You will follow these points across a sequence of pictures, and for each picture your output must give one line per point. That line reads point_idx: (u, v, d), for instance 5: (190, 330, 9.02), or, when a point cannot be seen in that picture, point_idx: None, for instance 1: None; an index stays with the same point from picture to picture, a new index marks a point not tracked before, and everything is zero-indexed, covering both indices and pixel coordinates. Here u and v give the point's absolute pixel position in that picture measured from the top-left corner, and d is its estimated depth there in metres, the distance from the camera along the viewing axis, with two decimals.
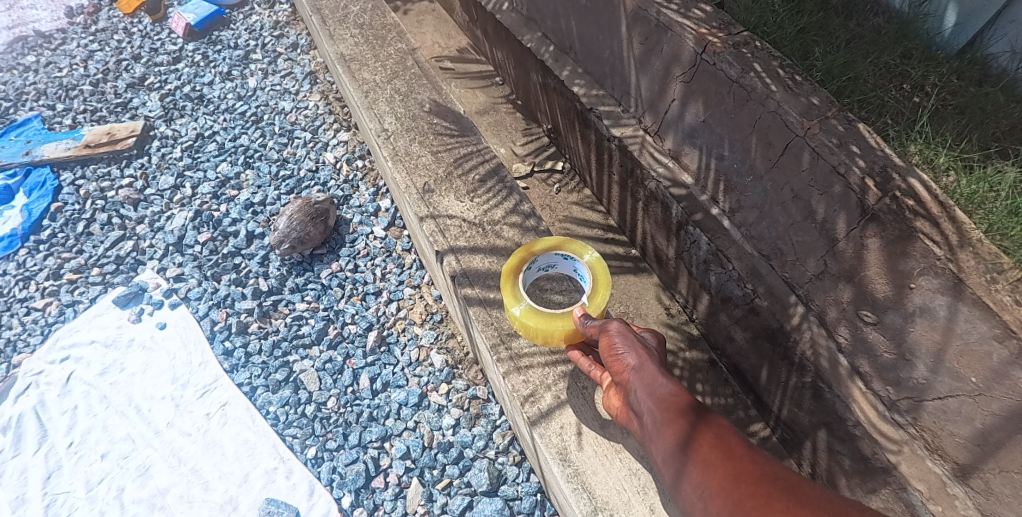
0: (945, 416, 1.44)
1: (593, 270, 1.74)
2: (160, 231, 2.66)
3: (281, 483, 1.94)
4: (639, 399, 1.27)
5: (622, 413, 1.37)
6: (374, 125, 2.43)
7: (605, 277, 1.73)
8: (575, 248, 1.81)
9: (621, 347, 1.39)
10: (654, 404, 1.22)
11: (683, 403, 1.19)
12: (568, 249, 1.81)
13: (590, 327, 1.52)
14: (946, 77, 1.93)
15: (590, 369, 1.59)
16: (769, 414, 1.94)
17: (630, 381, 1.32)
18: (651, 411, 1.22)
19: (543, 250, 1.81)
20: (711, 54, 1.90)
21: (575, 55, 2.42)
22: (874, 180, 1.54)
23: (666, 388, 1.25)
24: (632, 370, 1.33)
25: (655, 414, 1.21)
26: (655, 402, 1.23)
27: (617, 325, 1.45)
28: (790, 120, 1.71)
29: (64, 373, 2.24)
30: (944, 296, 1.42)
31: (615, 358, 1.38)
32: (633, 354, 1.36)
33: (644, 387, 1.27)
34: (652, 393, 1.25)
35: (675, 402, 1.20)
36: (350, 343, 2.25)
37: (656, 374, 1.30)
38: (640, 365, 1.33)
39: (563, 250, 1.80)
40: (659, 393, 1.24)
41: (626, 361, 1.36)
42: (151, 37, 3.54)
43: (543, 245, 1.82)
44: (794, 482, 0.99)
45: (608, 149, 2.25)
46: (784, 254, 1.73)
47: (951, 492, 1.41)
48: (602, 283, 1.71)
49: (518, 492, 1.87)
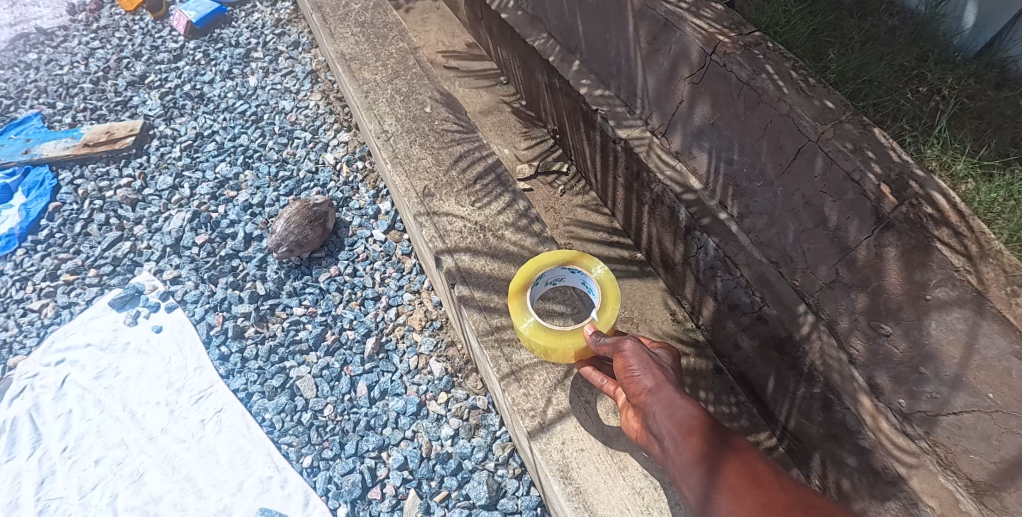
0: (960, 431, 1.38)
1: (602, 284, 1.70)
2: (158, 232, 2.62)
3: (276, 493, 1.90)
4: (657, 422, 1.22)
5: (641, 434, 1.34)
6: (373, 126, 2.39)
7: (614, 291, 1.69)
8: (583, 261, 1.78)
9: (636, 368, 1.34)
10: (675, 428, 1.18)
11: (706, 429, 1.16)
12: (576, 262, 1.78)
13: (602, 345, 1.48)
14: (963, 80, 1.87)
15: (602, 383, 1.53)
16: (776, 425, 1.89)
17: (646, 403, 1.27)
18: (672, 436, 1.18)
19: (551, 264, 1.78)
20: (720, 55, 1.85)
21: (581, 55, 2.37)
22: (890, 187, 1.48)
23: (686, 410, 1.21)
24: (649, 392, 1.28)
25: (677, 439, 1.17)
26: (676, 426, 1.19)
27: (631, 344, 1.41)
28: (804, 124, 1.65)
29: (59, 376, 2.21)
30: (963, 309, 1.35)
31: (630, 379, 1.34)
32: (648, 374, 1.31)
33: (663, 410, 1.23)
34: (672, 416, 1.21)
35: (697, 427, 1.17)
36: (348, 349, 2.21)
37: (674, 395, 1.25)
38: (656, 386, 1.28)
39: (572, 265, 1.77)
40: (679, 416, 1.20)
41: (642, 382, 1.31)
42: (152, 34, 3.50)
43: (550, 258, 1.80)
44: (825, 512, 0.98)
45: (613, 150, 2.21)
46: (794, 261, 1.69)
47: (963, 509, 1.35)
48: (611, 297, 1.68)
49: (518, 506, 1.83)
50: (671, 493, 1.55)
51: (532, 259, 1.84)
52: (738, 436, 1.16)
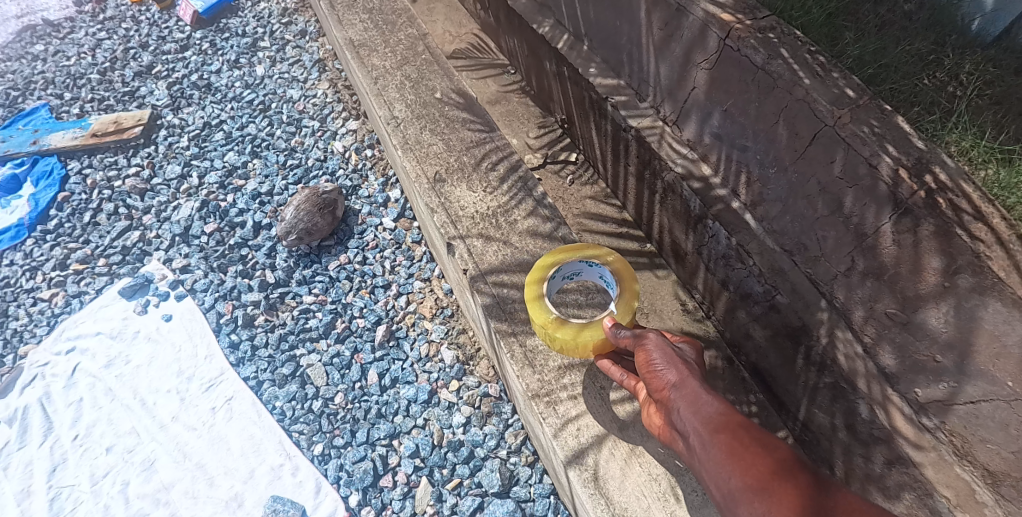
0: (977, 421, 1.36)
1: (620, 278, 1.68)
2: (167, 221, 2.62)
3: (288, 481, 1.90)
4: (683, 419, 1.19)
5: (664, 431, 1.30)
6: (383, 112, 2.37)
7: (633, 284, 1.67)
8: (601, 255, 1.75)
9: (658, 362, 1.31)
10: (701, 424, 1.15)
11: (735, 426, 1.13)
12: (592, 254, 1.75)
13: (623, 338, 1.45)
14: (982, 65, 1.83)
15: (623, 379, 1.49)
16: (789, 415, 1.87)
17: (670, 399, 1.25)
18: (698, 433, 1.15)
19: (567, 258, 1.74)
20: (734, 40, 1.81)
21: (591, 42, 2.34)
22: (908, 171, 1.45)
23: (712, 407, 1.17)
24: (673, 388, 1.26)
25: (703, 436, 1.14)
26: (702, 423, 1.15)
27: (653, 336, 1.39)
28: (819, 109, 1.62)
29: (70, 365, 2.21)
30: (983, 296, 1.32)
31: (653, 374, 1.31)
32: (672, 369, 1.29)
33: (688, 406, 1.20)
34: (697, 413, 1.17)
35: (726, 425, 1.13)
36: (358, 337, 2.21)
37: (699, 391, 1.22)
38: (680, 381, 1.26)
39: (587, 256, 1.75)
40: (705, 413, 1.16)
41: (665, 377, 1.28)
42: (159, 25, 3.49)
43: (568, 252, 1.78)
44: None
45: (623, 140, 2.18)
46: (809, 249, 1.65)
47: (979, 500, 1.35)
48: (629, 289, 1.65)
49: (530, 494, 1.82)
50: (686, 480, 1.54)
51: (548, 255, 1.83)
52: (770, 434, 1.11)
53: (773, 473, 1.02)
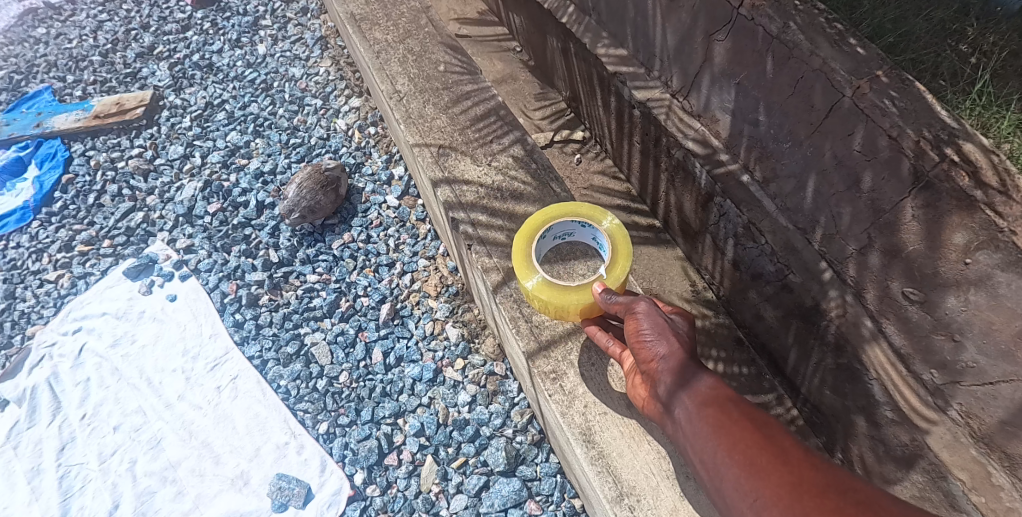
0: (995, 402, 1.30)
1: (612, 239, 1.62)
2: (171, 201, 2.61)
3: (293, 459, 1.89)
4: (670, 391, 1.18)
5: (648, 404, 1.30)
6: (385, 86, 2.33)
7: (626, 247, 1.61)
8: (593, 214, 1.69)
9: (648, 332, 1.28)
10: (689, 398, 1.13)
11: (724, 399, 1.11)
12: (586, 215, 1.70)
13: (614, 304, 1.40)
14: (1008, 34, 1.76)
15: (608, 346, 1.50)
16: (799, 397, 1.84)
17: (658, 371, 1.23)
18: (686, 406, 1.14)
19: (560, 217, 1.70)
20: (748, 9, 1.67)
21: (597, 16, 2.25)
22: (931, 143, 1.32)
23: (701, 381, 1.15)
24: (662, 360, 1.23)
25: (690, 409, 1.12)
26: (691, 397, 1.14)
27: (645, 304, 1.34)
28: (838, 79, 1.48)
29: (76, 344, 2.22)
30: (1005, 272, 1.23)
31: (641, 344, 1.28)
32: (662, 340, 1.26)
33: (676, 379, 1.18)
34: (687, 386, 1.15)
35: (714, 398, 1.11)
36: (362, 315, 2.19)
37: (689, 364, 1.20)
38: (669, 353, 1.23)
39: (579, 217, 1.69)
40: (695, 387, 1.14)
41: (654, 348, 1.26)
42: (161, 5, 3.45)
43: (560, 210, 1.72)
44: (868, 494, 0.87)
45: (630, 115, 2.15)
46: (823, 227, 1.58)
47: (995, 483, 1.31)
48: (621, 253, 1.60)
49: (536, 473, 1.81)
50: None
51: (540, 212, 1.76)
52: (761, 409, 1.09)
53: (761, 447, 0.99)
